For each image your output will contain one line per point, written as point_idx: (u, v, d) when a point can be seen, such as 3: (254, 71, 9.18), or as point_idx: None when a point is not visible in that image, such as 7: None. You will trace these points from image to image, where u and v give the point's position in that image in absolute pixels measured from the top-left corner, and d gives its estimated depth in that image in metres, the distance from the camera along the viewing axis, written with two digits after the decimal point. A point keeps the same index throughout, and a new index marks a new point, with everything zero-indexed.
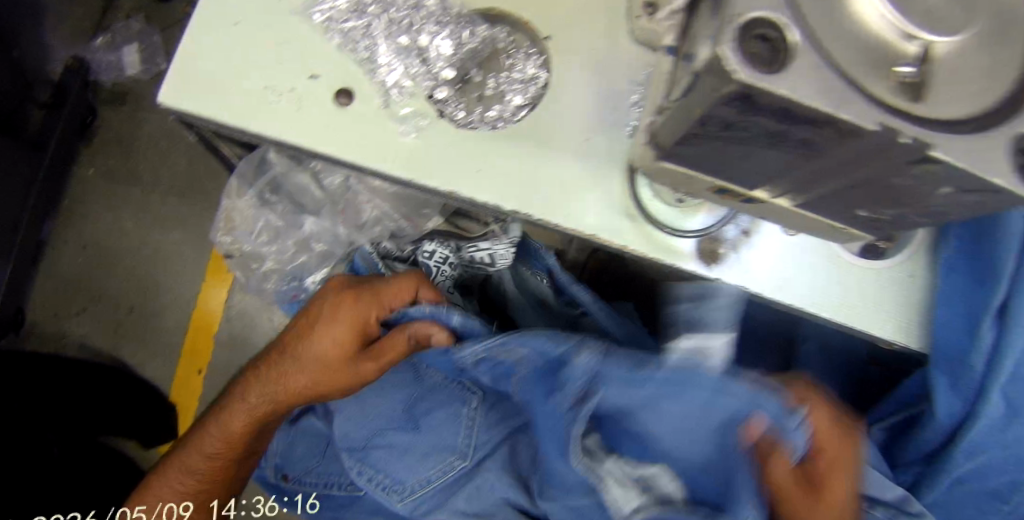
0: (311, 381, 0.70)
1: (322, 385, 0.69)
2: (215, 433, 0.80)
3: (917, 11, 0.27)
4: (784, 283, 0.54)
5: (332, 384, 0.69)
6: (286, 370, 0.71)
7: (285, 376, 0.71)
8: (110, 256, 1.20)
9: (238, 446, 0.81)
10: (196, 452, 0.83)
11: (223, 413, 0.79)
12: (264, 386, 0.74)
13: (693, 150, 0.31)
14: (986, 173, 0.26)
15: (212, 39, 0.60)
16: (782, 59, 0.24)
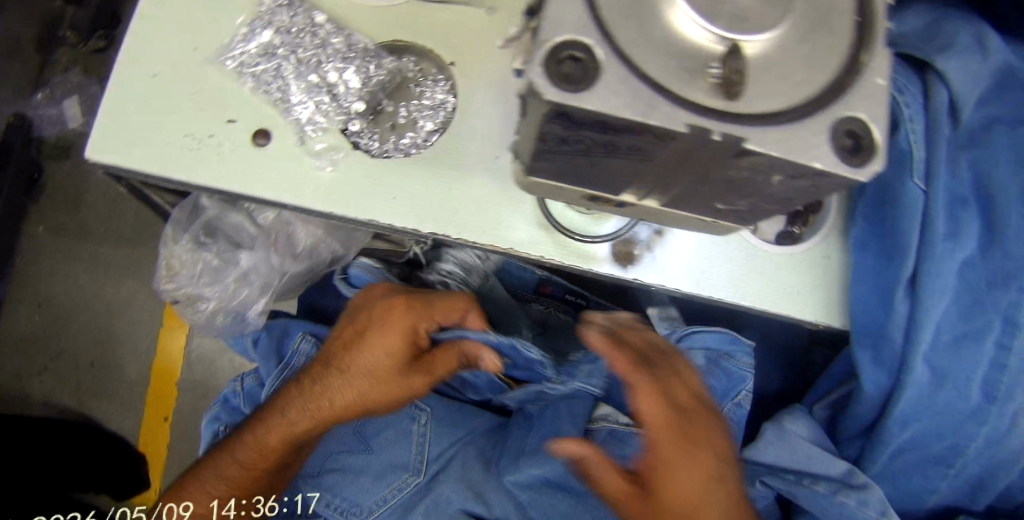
0: (360, 395, 0.67)
1: (370, 398, 0.67)
2: (237, 457, 0.72)
3: (724, 16, 0.27)
4: (703, 277, 0.56)
5: (381, 397, 0.67)
6: (330, 385, 0.68)
7: (328, 392, 0.68)
8: (64, 311, 1.22)
9: (260, 475, 0.73)
10: (212, 478, 0.73)
11: (247, 435, 0.72)
12: (306, 402, 0.69)
13: (549, 164, 0.33)
14: (808, 158, 0.26)
15: (129, 92, 0.61)
16: (591, 76, 0.26)
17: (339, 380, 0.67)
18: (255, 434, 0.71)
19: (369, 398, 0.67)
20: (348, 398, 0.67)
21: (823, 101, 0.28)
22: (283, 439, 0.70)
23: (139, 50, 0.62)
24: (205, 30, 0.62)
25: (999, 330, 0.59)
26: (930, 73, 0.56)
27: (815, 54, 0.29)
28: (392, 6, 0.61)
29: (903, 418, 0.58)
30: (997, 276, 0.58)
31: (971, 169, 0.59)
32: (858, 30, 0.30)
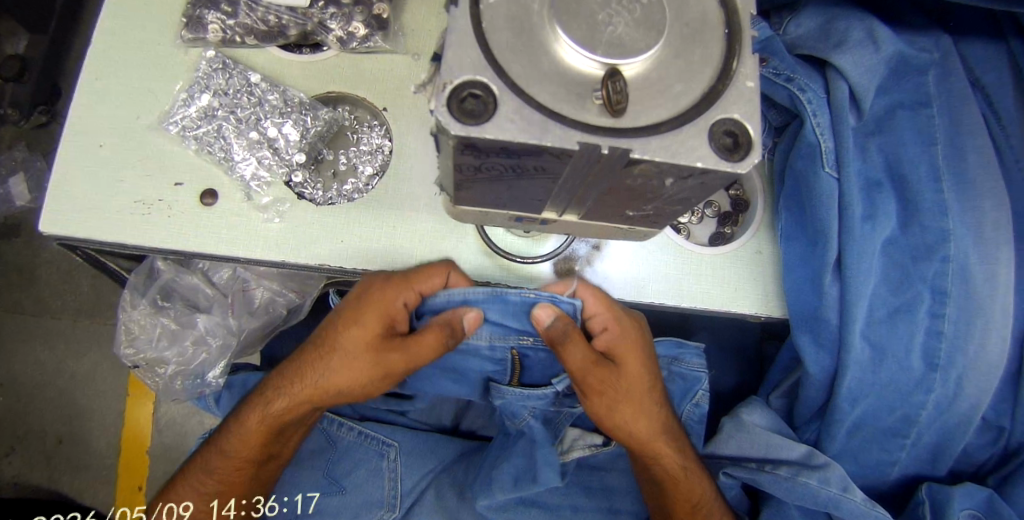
0: (343, 379, 0.62)
1: (352, 383, 0.62)
2: (224, 456, 0.69)
3: (603, 43, 0.30)
4: (641, 285, 0.61)
5: (363, 380, 0.62)
6: (305, 364, 0.64)
7: (312, 380, 0.64)
8: (26, 389, 1.22)
9: (251, 473, 0.70)
10: (203, 476, 0.70)
11: (230, 434, 0.68)
12: (289, 389, 0.65)
13: (470, 194, 0.35)
14: (690, 160, 0.29)
15: (74, 163, 0.62)
16: (491, 109, 0.28)
17: (322, 364, 0.63)
18: (239, 433, 0.67)
19: (353, 382, 0.62)
20: (331, 383, 0.63)
21: (702, 106, 0.31)
22: (261, 422, 0.67)
23: (81, 123, 0.63)
24: (144, 99, 0.64)
25: (929, 300, 0.63)
26: (831, 70, 0.60)
27: (692, 66, 0.32)
28: (323, 59, 0.64)
29: (850, 393, 0.63)
30: (919, 250, 0.63)
31: (880, 152, 0.63)
32: (728, 40, 0.33)
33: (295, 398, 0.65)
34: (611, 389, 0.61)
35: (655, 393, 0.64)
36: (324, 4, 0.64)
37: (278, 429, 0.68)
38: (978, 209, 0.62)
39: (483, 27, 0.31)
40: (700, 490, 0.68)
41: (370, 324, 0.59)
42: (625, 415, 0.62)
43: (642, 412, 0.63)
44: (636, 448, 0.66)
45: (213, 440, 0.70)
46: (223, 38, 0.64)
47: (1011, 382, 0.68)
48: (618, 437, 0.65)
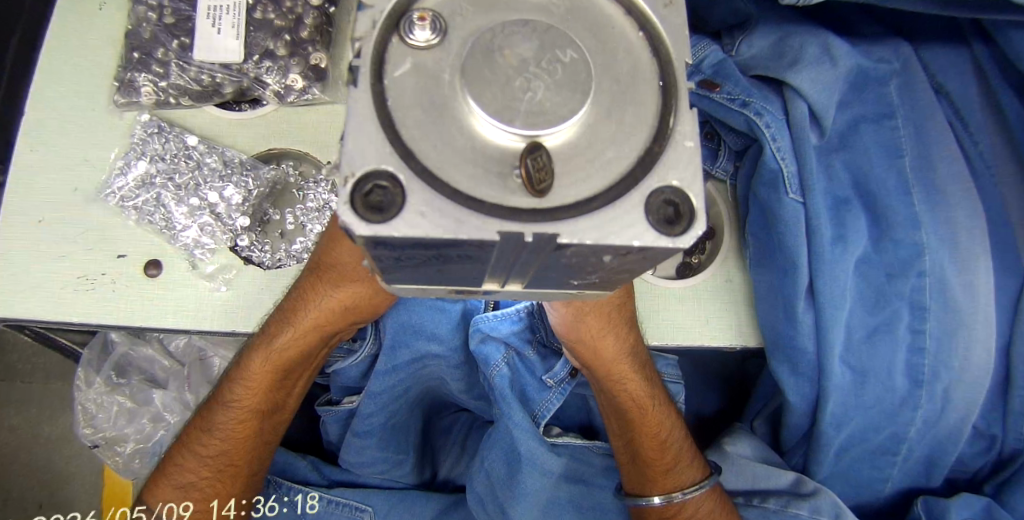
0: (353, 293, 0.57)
1: (360, 290, 0.57)
2: (226, 408, 0.62)
3: (520, 114, 0.27)
4: None
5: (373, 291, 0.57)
6: (302, 295, 0.58)
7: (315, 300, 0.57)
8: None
9: (259, 425, 0.63)
10: (206, 437, 0.62)
11: (232, 384, 0.62)
12: (291, 323, 0.58)
13: (399, 276, 0.32)
14: (627, 239, 0.26)
15: (11, 241, 0.59)
16: (398, 202, 0.26)
17: (323, 286, 0.57)
18: (239, 378, 0.62)
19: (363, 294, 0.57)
20: (341, 296, 0.57)
21: (635, 173, 0.28)
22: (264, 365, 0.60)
23: (13, 200, 0.60)
24: (80, 169, 0.61)
25: (908, 318, 0.61)
26: (788, 89, 0.57)
27: (623, 129, 0.29)
28: (262, 114, 0.62)
29: (834, 418, 0.62)
30: (893, 267, 0.61)
31: (845, 168, 0.61)
32: (662, 98, 0.30)
33: (301, 330, 0.59)
34: (583, 307, 0.53)
35: (630, 312, 0.59)
36: (259, 57, 0.62)
37: (286, 369, 0.62)
38: (953, 220, 0.60)
39: (391, 109, 0.28)
40: (669, 430, 0.65)
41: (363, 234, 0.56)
42: (596, 332, 0.57)
43: (616, 330, 0.58)
44: (606, 374, 0.62)
45: (209, 404, 0.63)
46: (156, 100, 0.62)
47: (1000, 388, 0.66)
48: (587, 361, 0.61)
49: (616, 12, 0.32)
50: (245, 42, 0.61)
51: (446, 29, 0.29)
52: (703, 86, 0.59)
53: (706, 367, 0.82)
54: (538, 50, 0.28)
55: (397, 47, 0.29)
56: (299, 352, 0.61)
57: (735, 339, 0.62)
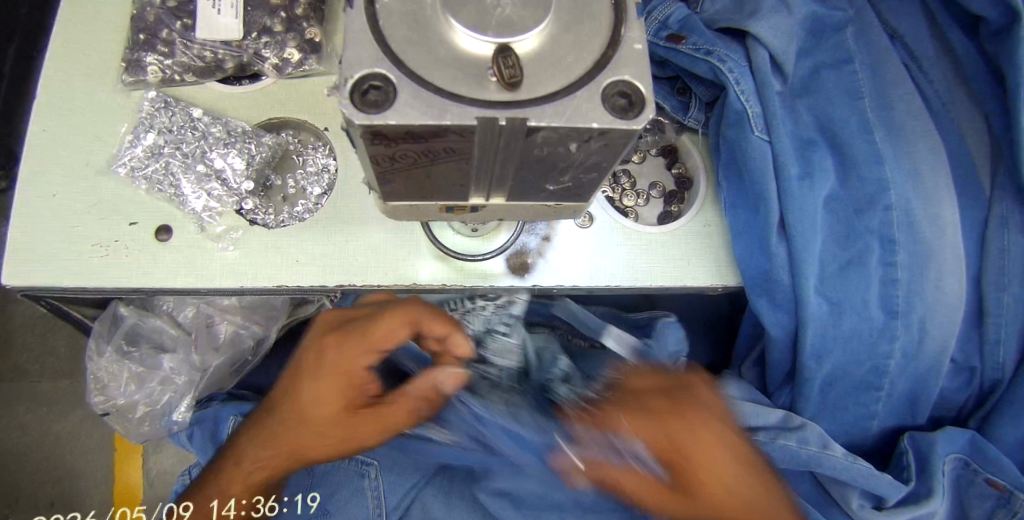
0: (369, 427, 0.63)
1: (368, 420, 0.62)
2: (235, 477, 0.67)
3: (491, 24, 0.31)
4: (595, 272, 0.65)
5: (379, 425, 0.63)
6: (282, 422, 0.65)
7: (318, 418, 0.62)
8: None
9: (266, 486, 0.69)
10: (221, 484, 0.68)
11: (246, 450, 0.67)
12: (263, 451, 0.66)
13: (394, 186, 0.36)
14: (587, 121, 0.30)
15: (29, 213, 0.63)
16: (389, 96, 0.30)
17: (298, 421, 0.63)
18: (257, 447, 0.67)
19: (372, 427, 0.63)
20: (338, 412, 0.62)
21: (595, 71, 0.32)
22: (244, 484, 0.68)
23: (32, 175, 0.64)
24: (92, 144, 0.65)
25: (879, 250, 0.65)
26: (750, 39, 0.62)
27: (582, 37, 0.33)
28: (262, 88, 0.67)
29: (814, 351, 0.65)
30: (861, 202, 0.65)
31: (809, 113, 0.65)
32: (615, 8, 0.34)
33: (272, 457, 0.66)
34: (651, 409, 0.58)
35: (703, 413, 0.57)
36: (257, 34, 0.67)
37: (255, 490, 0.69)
38: (914, 154, 0.65)
39: (379, 23, 0.32)
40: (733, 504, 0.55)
41: (342, 387, 0.62)
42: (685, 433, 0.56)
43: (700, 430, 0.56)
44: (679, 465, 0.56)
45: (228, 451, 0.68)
46: (163, 78, 0.66)
47: (974, 319, 0.69)
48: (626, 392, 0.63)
49: None
50: (244, 20, 0.67)
51: None
52: (671, 41, 0.63)
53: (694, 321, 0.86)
54: None
55: None
56: (310, 449, 0.65)
57: (716, 279, 0.66)
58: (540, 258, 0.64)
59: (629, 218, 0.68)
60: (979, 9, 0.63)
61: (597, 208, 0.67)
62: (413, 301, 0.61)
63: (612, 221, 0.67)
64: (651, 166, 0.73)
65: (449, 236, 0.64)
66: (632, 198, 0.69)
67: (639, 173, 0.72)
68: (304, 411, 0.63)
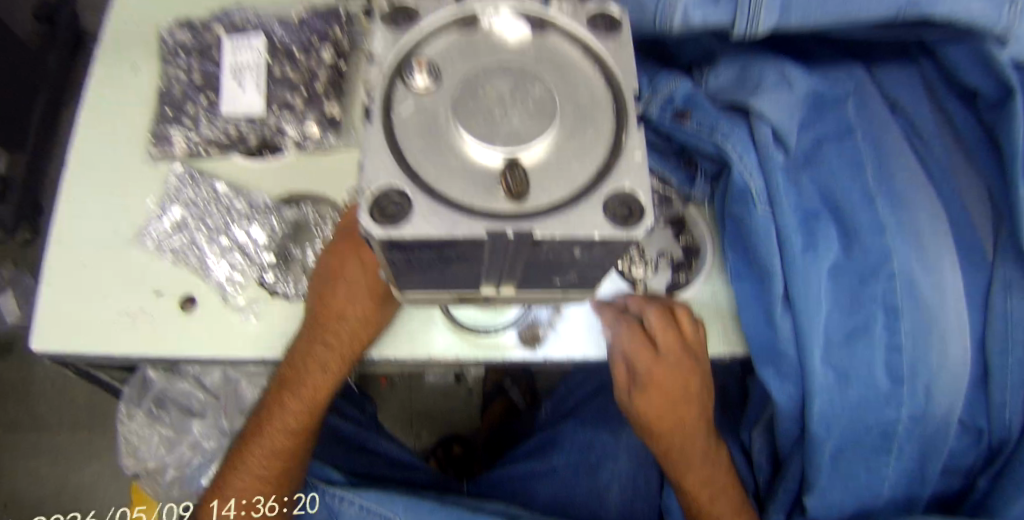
0: (350, 339, 0.65)
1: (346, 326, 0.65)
2: (271, 429, 0.71)
3: (501, 137, 0.34)
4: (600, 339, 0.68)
5: (360, 338, 0.65)
6: (315, 359, 0.66)
7: (316, 354, 0.66)
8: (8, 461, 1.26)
9: (298, 445, 0.73)
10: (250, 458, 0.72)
11: (268, 416, 0.71)
12: (299, 388, 0.69)
13: (412, 280, 0.39)
14: (588, 230, 0.32)
15: (59, 282, 0.67)
16: (405, 209, 0.32)
17: (326, 345, 0.65)
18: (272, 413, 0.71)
19: (355, 340, 0.65)
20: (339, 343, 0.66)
21: (599, 180, 0.34)
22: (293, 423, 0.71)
23: (67, 245, 0.69)
24: (120, 216, 0.71)
25: (883, 317, 0.68)
26: (753, 115, 0.67)
27: (584, 145, 0.35)
28: (280, 161, 0.73)
29: (823, 418, 0.66)
30: (867, 271, 0.67)
31: (816, 185, 0.69)
32: (618, 116, 0.36)
33: (307, 392, 0.69)
34: None
35: None
36: (278, 108, 0.75)
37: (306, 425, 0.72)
38: (916, 221, 0.69)
39: (396, 136, 0.35)
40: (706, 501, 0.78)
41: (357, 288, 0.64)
42: None
43: None
44: None
45: (247, 432, 0.72)
46: (188, 152, 0.73)
47: (979, 385, 0.69)
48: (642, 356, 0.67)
49: (576, 54, 0.38)
50: (265, 95, 0.75)
51: (441, 73, 0.36)
52: (679, 118, 0.71)
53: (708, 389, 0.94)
54: (513, 87, 0.35)
55: (399, 88, 0.36)
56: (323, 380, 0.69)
57: (733, 349, 0.73)
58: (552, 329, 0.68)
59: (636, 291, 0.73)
60: (973, 81, 0.65)
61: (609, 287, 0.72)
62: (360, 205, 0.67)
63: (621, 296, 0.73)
64: (661, 235, 0.76)
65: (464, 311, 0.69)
66: (642, 269, 0.74)
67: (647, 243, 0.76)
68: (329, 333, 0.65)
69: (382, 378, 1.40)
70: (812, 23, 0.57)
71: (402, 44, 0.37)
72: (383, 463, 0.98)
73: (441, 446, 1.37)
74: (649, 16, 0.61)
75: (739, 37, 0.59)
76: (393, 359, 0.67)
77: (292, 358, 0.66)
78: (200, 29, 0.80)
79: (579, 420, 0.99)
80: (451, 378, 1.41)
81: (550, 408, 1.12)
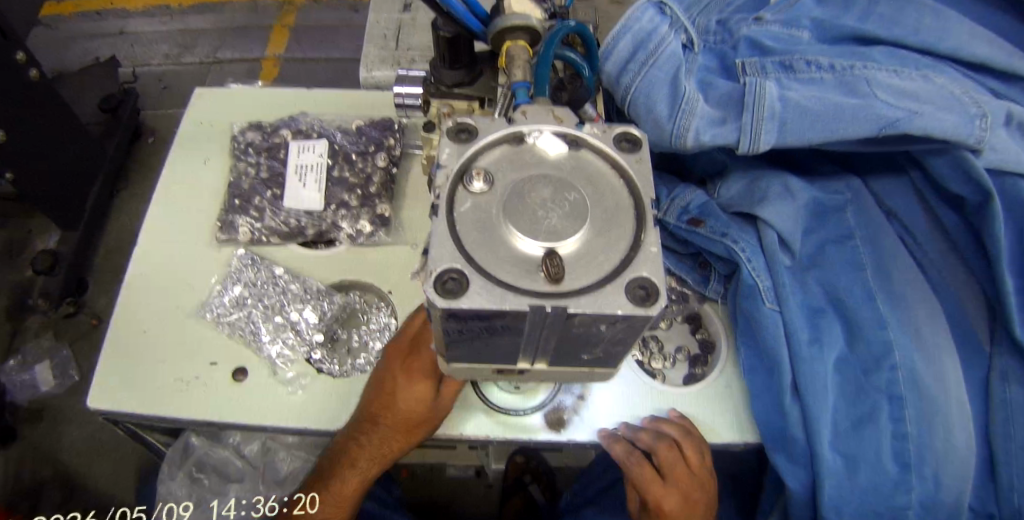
0: (409, 430, 0.70)
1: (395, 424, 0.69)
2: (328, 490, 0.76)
3: (543, 232, 0.42)
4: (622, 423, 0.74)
5: (412, 429, 0.69)
6: (368, 439, 0.71)
7: (364, 443, 0.71)
8: None
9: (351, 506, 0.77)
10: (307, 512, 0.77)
11: (327, 480, 0.76)
12: (355, 461, 0.74)
13: (461, 351, 0.46)
14: (613, 308, 0.39)
15: (127, 348, 0.76)
16: (463, 286, 0.39)
17: (377, 429, 0.70)
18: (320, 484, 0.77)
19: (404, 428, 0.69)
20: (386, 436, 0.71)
21: (622, 268, 0.42)
22: (349, 490, 0.76)
23: (138, 315, 0.79)
24: (185, 290, 0.80)
25: (888, 407, 0.71)
26: (759, 221, 0.77)
27: (611, 240, 0.43)
28: (335, 253, 0.83)
29: (834, 505, 0.69)
30: (868, 363, 0.73)
31: (818, 284, 0.77)
32: (638, 217, 0.44)
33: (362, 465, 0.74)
34: None
35: None
36: (335, 207, 0.85)
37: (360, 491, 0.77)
38: (915, 318, 0.75)
39: (457, 228, 0.43)
40: None
41: (411, 386, 0.67)
42: None
43: None
44: None
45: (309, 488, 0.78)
46: (251, 237, 0.83)
47: (987, 472, 0.73)
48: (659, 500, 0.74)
49: (605, 168, 0.47)
50: (325, 194, 0.85)
51: (494, 180, 0.45)
52: (693, 223, 0.79)
53: (726, 480, 0.96)
54: (553, 193, 0.43)
55: (461, 190, 0.45)
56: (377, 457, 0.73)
57: (746, 438, 0.75)
58: (577, 416, 0.73)
59: (657, 380, 0.78)
60: (958, 189, 0.71)
61: (630, 372, 0.78)
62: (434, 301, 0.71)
63: (641, 380, 0.78)
64: (677, 331, 0.84)
65: (495, 393, 0.75)
66: (661, 362, 0.80)
67: (667, 337, 0.83)
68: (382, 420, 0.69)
69: (404, 470, 1.41)
70: (807, 140, 0.66)
71: (465, 154, 0.46)
72: None
73: None
74: (666, 136, 0.67)
75: (743, 152, 0.66)
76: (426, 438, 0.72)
77: (350, 434, 0.72)
78: (269, 132, 0.93)
79: (597, 510, 1.00)
80: (472, 473, 1.41)
81: (569, 498, 1.13)
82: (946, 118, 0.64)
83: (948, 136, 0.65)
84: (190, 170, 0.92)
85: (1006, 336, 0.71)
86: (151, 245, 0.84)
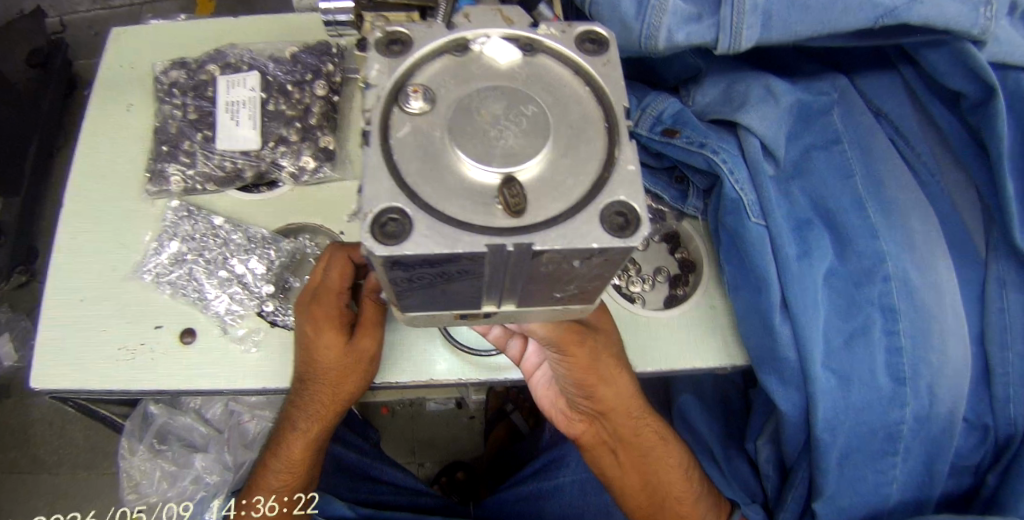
0: (347, 381, 0.67)
1: (330, 370, 0.65)
2: (288, 445, 0.73)
3: (497, 155, 0.34)
4: None
5: (350, 375, 0.66)
6: (309, 391, 0.67)
7: (306, 392, 0.68)
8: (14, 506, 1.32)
9: (312, 453, 0.75)
10: (274, 469, 0.74)
11: (285, 432, 0.73)
12: (302, 412, 0.70)
13: (414, 300, 0.40)
14: (587, 242, 0.33)
15: (61, 318, 0.69)
16: (406, 228, 0.33)
17: (315, 383, 0.66)
18: (279, 444, 0.73)
19: (337, 373, 0.66)
20: (327, 384, 0.67)
21: (592, 194, 0.35)
22: (306, 442, 0.73)
23: (66, 285, 0.71)
24: (119, 252, 0.72)
25: (881, 319, 0.69)
26: (741, 128, 0.71)
27: (578, 161, 0.36)
28: (278, 194, 0.76)
29: (826, 424, 0.67)
30: (860, 275, 0.69)
31: (804, 194, 0.72)
32: (609, 131, 0.37)
33: (313, 414, 0.70)
34: None
35: None
36: (274, 144, 0.77)
37: (318, 439, 0.74)
38: (909, 226, 0.70)
39: (394, 158, 0.36)
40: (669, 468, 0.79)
41: (331, 335, 0.64)
42: None
43: None
44: None
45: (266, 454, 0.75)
46: (184, 187, 0.75)
47: (979, 383, 0.71)
48: (580, 377, 0.68)
49: (565, 71, 0.39)
50: (261, 131, 0.77)
51: (435, 97, 0.37)
52: (667, 134, 0.73)
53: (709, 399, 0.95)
54: (507, 107, 0.36)
55: (396, 112, 0.37)
56: (323, 405, 0.69)
57: (733, 361, 0.73)
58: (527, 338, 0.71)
59: (637, 305, 0.75)
60: (957, 85, 0.65)
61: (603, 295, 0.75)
62: (338, 247, 0.68)
63: (621, 307, 0.75)
64: (654, 251, 0.81)
65: (464, 333, 0.70)
66: (639, 285, 0.77)
67: (644, 259, 0.80)
68: (319, 373, 0.66)
69: (383, 408, 1.40)
70: (794, 34, 0.58)
71: (396, 70, 0.38)
72: (389, 491, 0.98)
73: (445, 473, 1.33)
74: (634, 37, 0.60)
75: (722, 54, 0.59)
76: (398, 385, 0.69)
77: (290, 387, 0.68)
78: (195, 69, 0.82)
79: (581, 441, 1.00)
80: (452, 405, 1.39)
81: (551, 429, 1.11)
82: (949, 4, 0.57)
83: (950, 26, 0.58)
84: (108, 117, 0.81)
85: (1004, 239, 0.68)
86: (72, 205, 0.75)
